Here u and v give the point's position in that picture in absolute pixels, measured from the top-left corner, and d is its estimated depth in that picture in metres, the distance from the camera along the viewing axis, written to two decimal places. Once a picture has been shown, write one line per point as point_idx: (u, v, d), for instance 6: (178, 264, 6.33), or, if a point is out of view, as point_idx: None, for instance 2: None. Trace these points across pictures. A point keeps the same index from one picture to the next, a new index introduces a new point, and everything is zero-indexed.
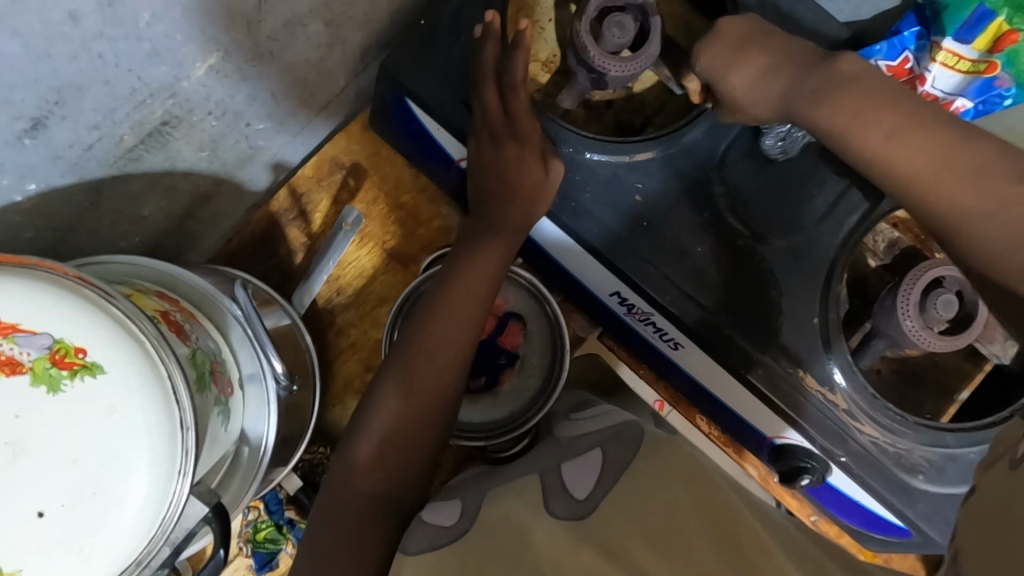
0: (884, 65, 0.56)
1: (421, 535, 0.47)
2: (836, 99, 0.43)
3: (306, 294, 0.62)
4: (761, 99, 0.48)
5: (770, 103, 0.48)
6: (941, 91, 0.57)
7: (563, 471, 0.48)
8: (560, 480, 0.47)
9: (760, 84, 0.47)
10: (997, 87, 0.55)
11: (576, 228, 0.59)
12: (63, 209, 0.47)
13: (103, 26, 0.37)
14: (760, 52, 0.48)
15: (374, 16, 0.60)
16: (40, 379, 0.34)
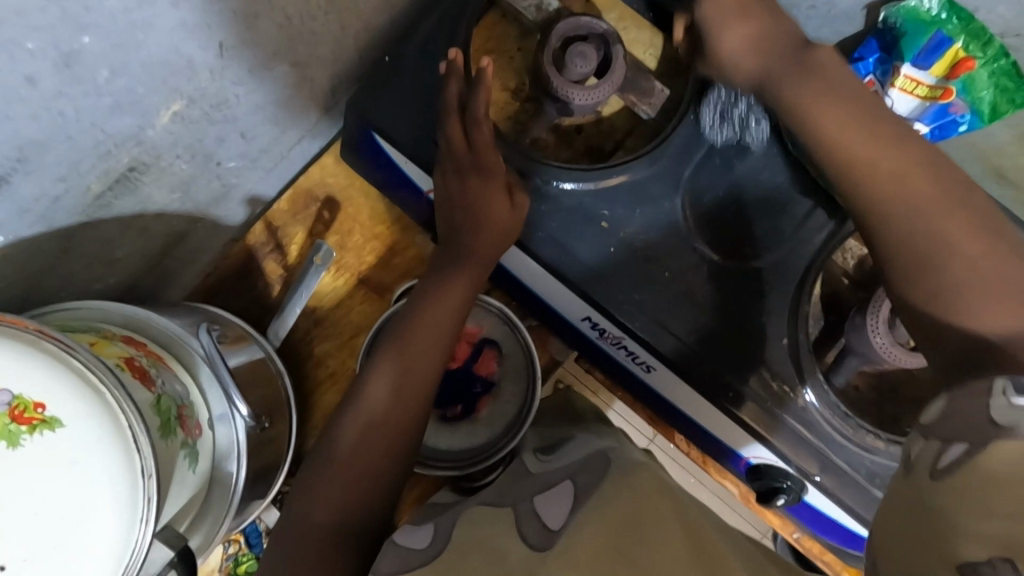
0: None
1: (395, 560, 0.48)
2: (817, 102, 0.48)
3: (280, 327, 0.63)
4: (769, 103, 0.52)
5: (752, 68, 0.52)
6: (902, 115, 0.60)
7: (535, 500, 0.48)
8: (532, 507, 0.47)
9: (751, 42, 0.51)
10: (952, 113, 0.59)
11: (545, 257, 0.59)
12: (34, 259, 0.48)
13: (62, 86, 0.39)
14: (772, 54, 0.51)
15: (341, 54, 0.62)
16: (0, 435, 0.34)
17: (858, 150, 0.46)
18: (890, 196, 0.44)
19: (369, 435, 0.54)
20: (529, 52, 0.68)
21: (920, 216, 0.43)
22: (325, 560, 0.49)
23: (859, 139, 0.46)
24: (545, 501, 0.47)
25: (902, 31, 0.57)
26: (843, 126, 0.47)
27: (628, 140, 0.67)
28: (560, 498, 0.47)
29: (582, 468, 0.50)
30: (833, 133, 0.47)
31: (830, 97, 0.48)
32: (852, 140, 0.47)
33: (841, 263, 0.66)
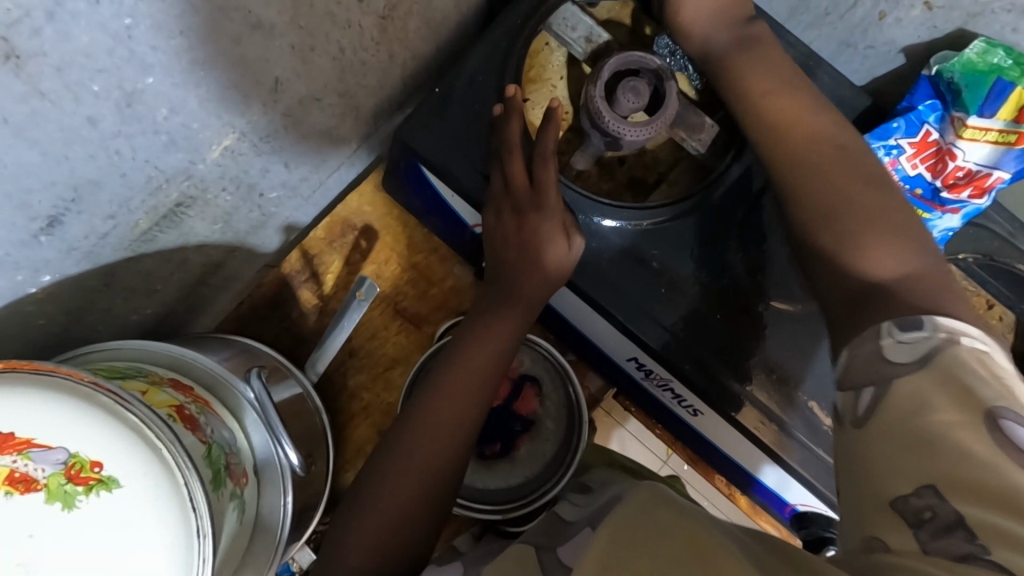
0: (906, 142, 0.55)
1: None
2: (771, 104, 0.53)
3: (319, 360, 0.61)
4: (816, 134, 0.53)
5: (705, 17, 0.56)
6: (976, 163, 0.54)
7: (560, 551, 0.42)
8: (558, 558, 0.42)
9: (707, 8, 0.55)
10: None
11: (597, 297, 0.57)
12: (74, 295, 0.46)
13: (121, 125, 0.37)
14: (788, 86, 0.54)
15: (387, 83, 0.61)
16: (55, 497, 0.33)
17: (772, 105, 0.53)
18: (803, 155, 0.51)
19: (412, 480, 0.51)
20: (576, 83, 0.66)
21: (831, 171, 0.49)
22: None
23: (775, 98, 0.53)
24: (572, 547, 0.42)
25: (960, 85, 0.52)
26: (770, 86, 0.54)
27: (672, 173, 0.65)
28: (586, 535, 0.42)
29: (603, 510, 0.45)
30: (774, 106, 0.53)
31: (768, 73, 0.54)
32: (778, 97, 0.53)
33: None
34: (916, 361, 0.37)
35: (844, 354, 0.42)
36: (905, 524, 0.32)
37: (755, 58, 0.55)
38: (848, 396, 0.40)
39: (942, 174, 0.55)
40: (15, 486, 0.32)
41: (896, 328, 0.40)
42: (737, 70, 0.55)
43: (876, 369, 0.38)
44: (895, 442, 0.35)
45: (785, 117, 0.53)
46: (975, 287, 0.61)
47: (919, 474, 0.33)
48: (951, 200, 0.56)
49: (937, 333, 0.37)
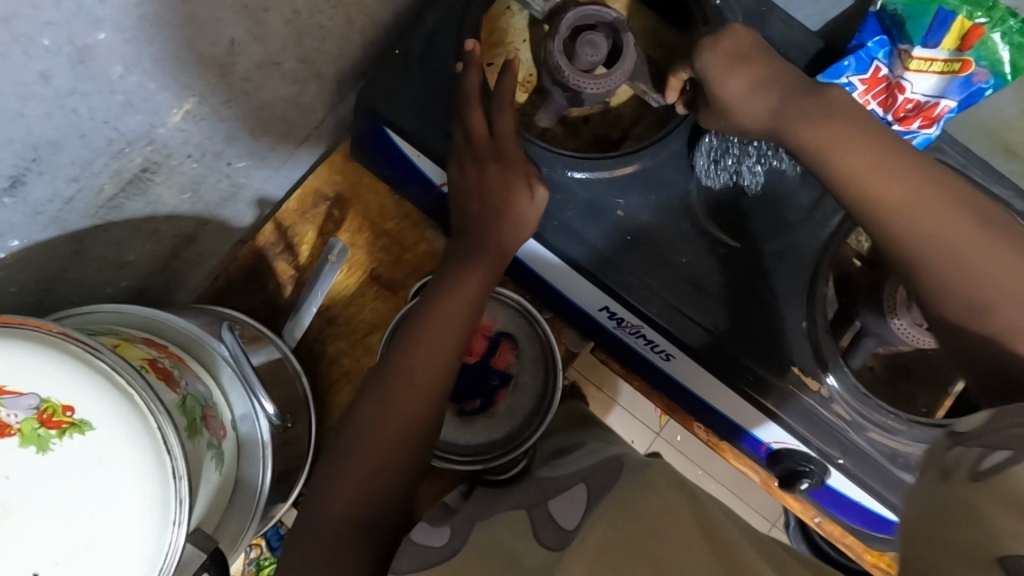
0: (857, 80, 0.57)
1: (410, 555, 0.48)
2: (847, 160, 0.46)
3: (296, 327, 0.62)
4: (749, 106, 0.51)
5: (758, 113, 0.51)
6: (923, 95, 0.57)
7: (551, 505, 0.48)
8: (548, 513, 0.47)
9: (750, 93, 0.50)
10: (975, 83, 0.55)
11: (563, 248, 0.59)
12: (47, 262, 0.47)
13: (75, 82, 0.38)
14: (752, 68, 0.51)
15: (347, 48, 0.61)
16: (29, 440, 0.34)
17: (879, 182, 0.45)
18: (927, 236, 0.43)
19: (389, 432, 0.52)
20: (537, 42, 0.67)
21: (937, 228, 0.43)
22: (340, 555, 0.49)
23: (877, 169, 0.45)
24: (564, 502, 0.47)
25: (904, 17, 0.54)
26: (863, 157, 0.45)
27: (636, 129, 0.67)
28: (579, 496, 0.47)
29: (594, 471, 0.50)
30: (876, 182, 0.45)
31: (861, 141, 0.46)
32: (875, 172, 0.45)
33: (853, 245, 0.66)
34: None
35: (985, 411, 0.38)
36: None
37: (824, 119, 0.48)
38: (968, 449, 0.36)
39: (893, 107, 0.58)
40: None
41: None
42: (806, 139, 0.48)
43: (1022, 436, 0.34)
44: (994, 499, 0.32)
45: (881, 210, 0.45)
46: None
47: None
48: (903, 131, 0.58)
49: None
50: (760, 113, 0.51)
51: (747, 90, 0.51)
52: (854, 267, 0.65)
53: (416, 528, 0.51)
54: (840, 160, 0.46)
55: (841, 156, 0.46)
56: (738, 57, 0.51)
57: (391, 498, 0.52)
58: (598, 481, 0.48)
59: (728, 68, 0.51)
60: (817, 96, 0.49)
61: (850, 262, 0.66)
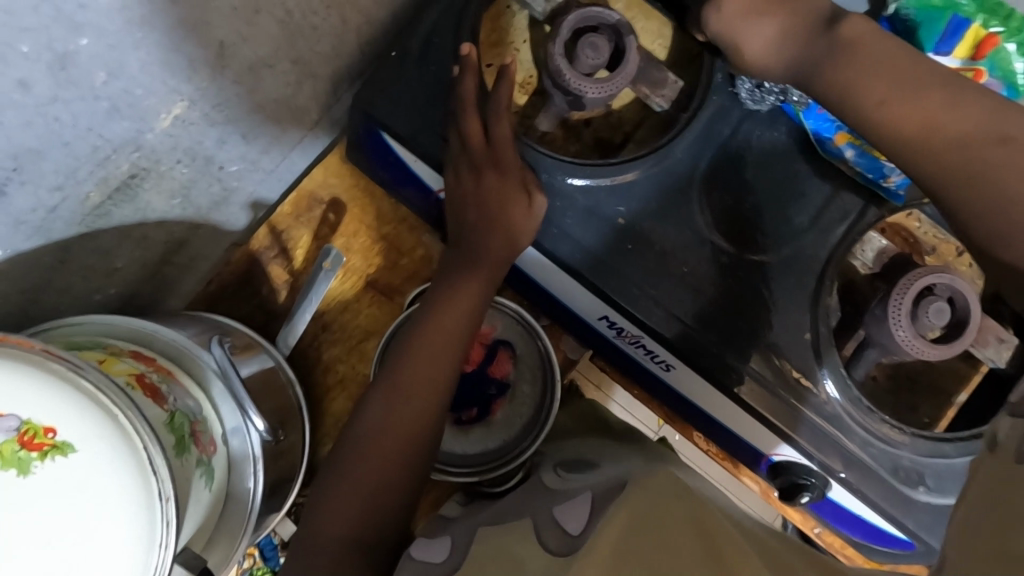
0: None
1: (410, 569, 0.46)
2: (871, 81, 0.43)
3: (290, 334, 0.61)
4: (773, 60, 0.48)
5: (780, 65, 0.48)
6: None
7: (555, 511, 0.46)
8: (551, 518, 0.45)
9: (772, 48, 0.48)
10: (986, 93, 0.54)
11: (563, 256, 0.58)
12: (31, 272, 0.46)
13: (57, 89, 0.37)
14: (778, 10, 0.47)
15: (343, 48, 0.60)
16: (8, 463, 0.32)
17: (901, 114, 0.42)
18: (979, 163, 0.39)
19: (385, 443, 0.52)
20: (538, 44, 0.66)
21: (987, 154, 0.38)
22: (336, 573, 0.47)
23: (914, 99, 0.41)
24: (566, 507, 0.45)
25: (916, 23, 0.53)
26: (889, 92, 0.42)
27: (638, 133, 0.65)
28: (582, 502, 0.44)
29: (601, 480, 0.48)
30: (906, 116, 0.41)
31: (885, 74, 0.43)
32: (902, 106, 0.42)
33: (859, 257, 0.63)
34: None
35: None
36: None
37: (863, 58, 0.44)
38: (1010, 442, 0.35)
39: None
40: None
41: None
42: (833, 79, 0.45)
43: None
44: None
45: (909, 146, 0.41)
46: (941, 237, 0.65)
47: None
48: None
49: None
50: (777, 66, 0.48)
51: (773, 39, 0.48)
52: (858, 275, 0.64)
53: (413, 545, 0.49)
54: (868, 97, 0.43)
55: (861, 87, 0.43)
56: (765, 1, 0.48)
57: (389, 513, 0.51)
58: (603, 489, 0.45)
59: (744, 23, 0.48)
60: (832, 38, 0.45)
61: (856, 270, 0.64)
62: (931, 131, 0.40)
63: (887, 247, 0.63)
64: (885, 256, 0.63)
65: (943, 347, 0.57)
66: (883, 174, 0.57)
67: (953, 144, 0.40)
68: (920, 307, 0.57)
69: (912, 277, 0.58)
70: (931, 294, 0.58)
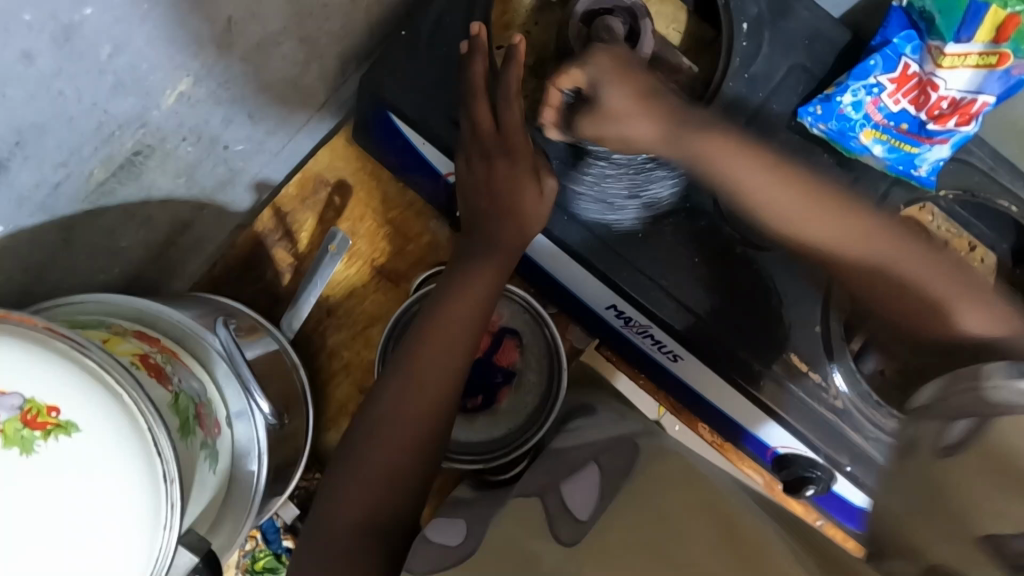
0: (884, 79, 0.54)
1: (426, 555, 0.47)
2: (710, 147, 0.45)
3: (295, 317, 0.60)
4: (642, 118, 0.47)
5: (654, 130, 0.47)
6: (960, 91, 0.52)
7: (563, 490, 0.46)
8: (561, 501, 0.45)
9: (637, 107, 0.47)
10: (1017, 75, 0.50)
11: (576, 246, 0.57)
12: (34, 248, 0.45)
13: (61, 62, 0.36)
14: (632, 82, 0.48)
15: (352, 28, 0.58)
16: (12, 442, 0.32)
17: (772, 195, 0.44)
18: (830, 247, 0.44)
19: (393, 429, 0.51)
20: (550, 26, 0.64)
21: (845, 230, 0.43)
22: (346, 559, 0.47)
23: (767, 184, 0.44)
24: (573, 488, 0.46)
25: (933, 13, 0.51)
26: (758, 178, 0.44)
27: None
28: (589, 479, 0.45)
29: (606, 449, 0.49)
30: (768, 199, 0.44)
31: (752, 156, 0.45)
32: (775, 189, 0.44)
33: None
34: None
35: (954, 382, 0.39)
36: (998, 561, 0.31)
37: (711, 139, 0.46)
38: (938, 425, 0.38)
39: (926, 105, 0.54)
40: None
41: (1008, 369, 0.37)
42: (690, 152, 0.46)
43: (982, 404, 0.36)
44: (984, 470, 0.34)
45: (784, 214, 0.44)
46: (955, 230, 0.62)
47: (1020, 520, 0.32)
48: (939, 131, 0.54)
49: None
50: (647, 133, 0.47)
51: (632, 101, 0.47)
52: None
53: (431, 530, 0.51)
54: (772, 189, 0.44)
55: (738, 171, 0.45)
56: (621, 71, 0.48)
57: (397, 498, 0.50)
58: (609, 466, 0.46)
59: (614, 80, 0.48)
60: (656, 106, 0.47)
61: None
62: (805, 204, 0.44)
63: None
64: None
65: None
66: (915, 164, 0.55)
67: (823, 215, 0.44)
68: None
69: None
70: None
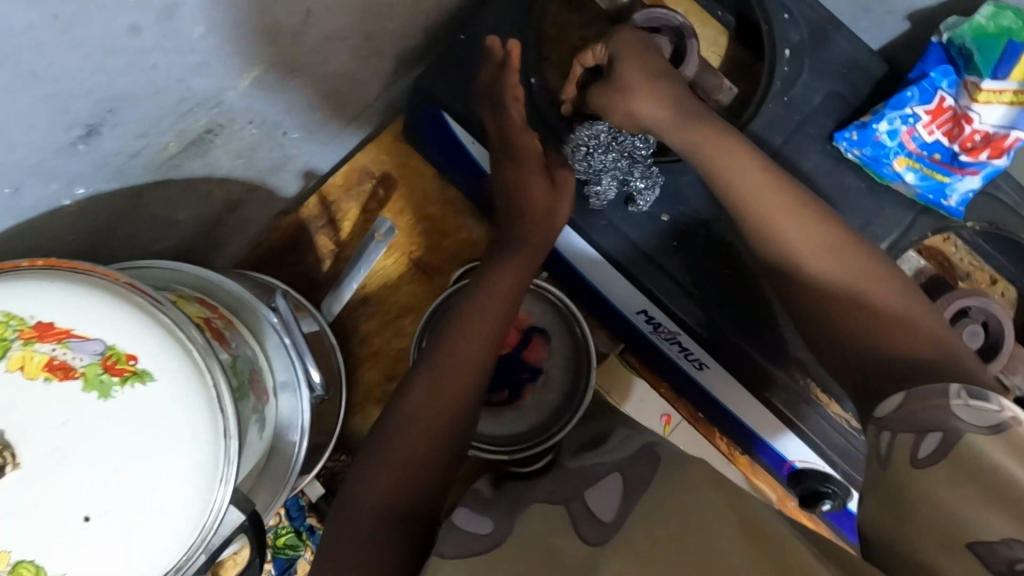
0: (920, 110, 0.56)
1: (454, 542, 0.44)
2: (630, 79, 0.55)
3: (335, 301, 0.61)
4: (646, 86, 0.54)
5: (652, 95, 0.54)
6: (993, 126, 0.55)
7: (586, 497, 0.46)
8: (584, 505, 0.45)
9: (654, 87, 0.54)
10: None
11: (612, 251, 0.59)
12: (104, 212, 0.48)
13: (160, 39, 0.38)
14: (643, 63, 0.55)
15: (412, 29, 0.61)
16: (92, 385, 0.34)
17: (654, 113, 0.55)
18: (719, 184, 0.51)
19: (424, 413, 0.53)
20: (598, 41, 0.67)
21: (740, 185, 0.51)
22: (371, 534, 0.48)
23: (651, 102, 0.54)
24: (599, 495, 0.45)
25: (972, 49, 0.53)
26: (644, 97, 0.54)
27: None
28: (612, 486, 0.45)
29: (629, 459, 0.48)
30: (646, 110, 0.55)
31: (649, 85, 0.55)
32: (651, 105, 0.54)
33: None
34: (990, 427, 0.34)
35: (898, 395, 0.40)
36: (990, 573, 0.31)
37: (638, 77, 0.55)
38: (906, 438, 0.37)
39: (960, 137, 0.56)
40: (55, 373, 0.34)
41: (964, 391, 0.37)
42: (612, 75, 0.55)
43: (941, 421, 0.36)
44: (956, 480, 0.34)
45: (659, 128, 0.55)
46: (976, 264, 0.65)
47: (1006, 529, 0.31)
48: (970, 162, 0.56)
49: (1006, 408, 0.35)
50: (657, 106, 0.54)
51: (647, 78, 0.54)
52: None
53: (458, 511, 0.47)
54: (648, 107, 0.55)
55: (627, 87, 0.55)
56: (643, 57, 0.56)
57: (425, 478, 0.52)
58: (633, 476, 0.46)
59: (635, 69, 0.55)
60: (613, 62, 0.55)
61: None
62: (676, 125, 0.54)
63: (925, 267, 0.64)
64: (923, 277, 0.63)
65: None
66: (946, 194, 0.57)
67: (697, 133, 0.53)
68: (954, 329, 0.59)
69: (949, 299, 0.59)
70: (966, 316, 0.60)
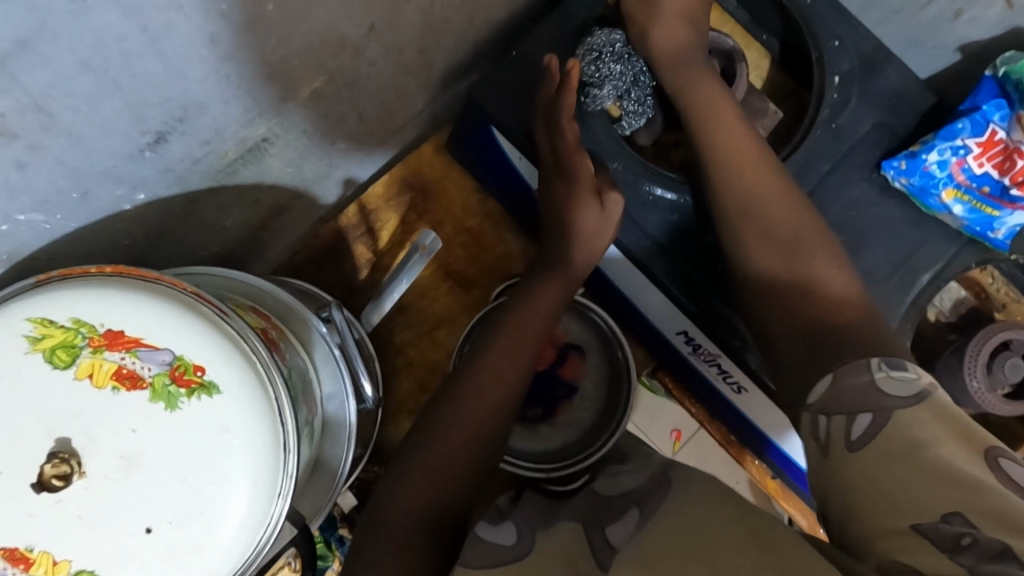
0: (970, 143, 0.56)
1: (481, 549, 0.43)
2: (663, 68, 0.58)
3: (374, 314, 0.61)
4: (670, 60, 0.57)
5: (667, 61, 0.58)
6: None
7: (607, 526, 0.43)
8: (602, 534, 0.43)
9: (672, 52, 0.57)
10: None
11: (658, 272, 0.58)
12: (159, 218, 0.48)
13: (235, 50, 0.38)
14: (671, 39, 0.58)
15: (463, 44, 0.62)
16: (159, 396, 0.34)
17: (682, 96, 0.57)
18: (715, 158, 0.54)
19: (464, 429, 0.52)
20: None
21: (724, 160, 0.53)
22: (406, 549, 0.47)
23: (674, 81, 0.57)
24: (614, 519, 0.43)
25: None
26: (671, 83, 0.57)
27: None
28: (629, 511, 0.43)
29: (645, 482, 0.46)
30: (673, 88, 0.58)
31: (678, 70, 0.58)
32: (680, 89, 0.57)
33: (936, 304, 0.64)
34: (913, 396, 0.35)
35: (825, 377, 0.40)
36: (936, 547, 0.31)
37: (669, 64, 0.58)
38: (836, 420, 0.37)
39: (1011, 171, 0.56)
40: (123, 382, 0.34)
41: (882, 363, 0.38)
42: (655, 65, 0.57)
43: (868, 395, 0.37)
44: (893, 457, 0.34)
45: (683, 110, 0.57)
46: (1014, 296, 0.64)
47: (946, 501, 0.32)
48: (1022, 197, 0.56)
49: (919, 373, 0.36)
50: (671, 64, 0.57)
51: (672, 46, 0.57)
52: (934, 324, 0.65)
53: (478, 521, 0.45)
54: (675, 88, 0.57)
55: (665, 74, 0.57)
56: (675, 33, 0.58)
57: (463, 496, 0.51)
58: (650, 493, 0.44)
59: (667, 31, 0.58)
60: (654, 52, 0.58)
61: (929, 316, 0.64)
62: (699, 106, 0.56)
63: (965, 298, 0.64)
64: (962, 307, 0.64)
65: (1017, 403, 0.59)
66: (994, 228, 0.57)
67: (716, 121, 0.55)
68: (995, 362, 0.59)
69: (989, 332, 0.59)
70: (1007, 349, 0.59)
